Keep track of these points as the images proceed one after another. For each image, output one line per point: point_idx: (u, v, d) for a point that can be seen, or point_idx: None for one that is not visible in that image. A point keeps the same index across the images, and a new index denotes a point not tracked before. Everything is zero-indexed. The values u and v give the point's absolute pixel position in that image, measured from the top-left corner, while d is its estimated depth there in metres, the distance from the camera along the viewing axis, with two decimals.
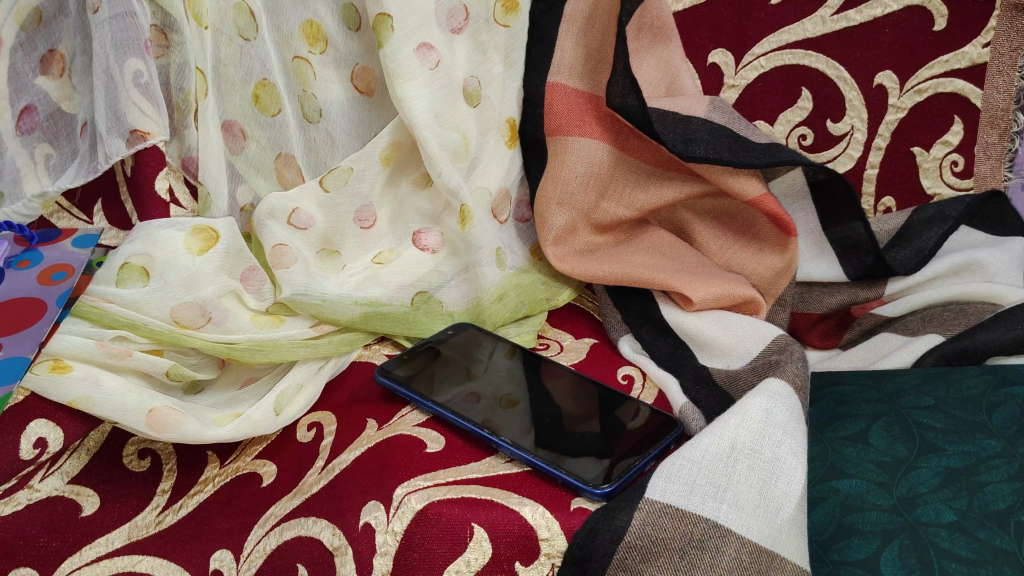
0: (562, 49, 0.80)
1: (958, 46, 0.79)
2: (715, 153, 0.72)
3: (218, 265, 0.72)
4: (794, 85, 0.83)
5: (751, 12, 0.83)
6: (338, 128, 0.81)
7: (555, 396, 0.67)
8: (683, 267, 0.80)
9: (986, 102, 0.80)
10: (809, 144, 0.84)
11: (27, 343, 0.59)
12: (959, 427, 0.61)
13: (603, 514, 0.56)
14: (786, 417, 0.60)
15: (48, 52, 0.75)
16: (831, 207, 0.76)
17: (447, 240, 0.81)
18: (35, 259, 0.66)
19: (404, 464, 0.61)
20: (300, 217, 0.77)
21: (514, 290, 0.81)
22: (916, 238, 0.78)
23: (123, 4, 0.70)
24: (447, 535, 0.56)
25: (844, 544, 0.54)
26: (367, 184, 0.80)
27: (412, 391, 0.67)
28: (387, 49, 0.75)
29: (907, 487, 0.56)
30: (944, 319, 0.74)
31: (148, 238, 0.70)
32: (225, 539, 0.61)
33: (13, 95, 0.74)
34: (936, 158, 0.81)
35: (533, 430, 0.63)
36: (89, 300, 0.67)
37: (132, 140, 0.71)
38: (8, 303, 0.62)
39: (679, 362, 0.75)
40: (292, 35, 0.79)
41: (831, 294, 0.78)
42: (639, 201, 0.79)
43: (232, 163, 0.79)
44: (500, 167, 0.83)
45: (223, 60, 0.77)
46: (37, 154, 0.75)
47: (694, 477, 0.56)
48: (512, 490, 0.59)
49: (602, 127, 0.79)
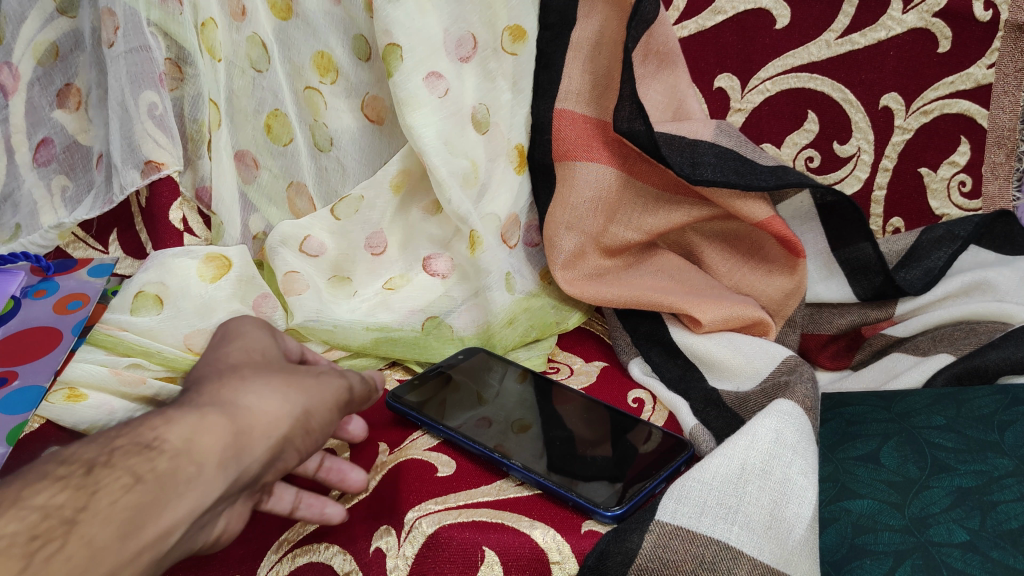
0: (568, 75, 0.81)
1: (962, 67, 0.80)
2: (722, 176, 0.73)
3: (230, 292, 0.73)
4: (799, 108, 0.84)
5: (756, 37, 0.83)
6: (349, 156, 0.82)
7: (566, 419, 0.67)
8: (693, 289, 0.80)
9: (992, 122, 0.80)
10: (816, 166, 0.84)
11: (43, 372, 0.60)
12: (970, 446, 0.60)
13: (614, 536, 0.55)
14: (796, 437, 0.60)
15: (64, 86, 0.77)
16: (839, 228, 0.76)
17: (457, 266, 0.82)
18: (51, 288, 0.69)
19: (415, 488, 0.61)
20: (311, 244, 0.79)
21: (524, 315, 0.82)
22: (926, 258, 0.78)
23: (138, 38, 0.71)
24: (458, 559, 0.56)
25: (856, 565, 0.53)
26: (378, 211, 0.81)
27: (423, 416, 0.67)
28: (397, 78, 0.77)
29: (918, 507, 0.56)
30: (954, 339, 0.74)
31: (162, 267, 0.72)
32: (235, 549, 0.59)
33: (31, 128, 0.77)
34: (942, 179, 0.82)
35: (544, 453, 0.63)
36: (104, 329, 0.69)
37: (147, 171, 0.73)
38: (26, 332, 0.64)
39: (688, 384, 0.75)
40: (303, 65, 0.80)
41: (841, 315, 0.79)
42: (648, 224, 0.79)
43: (245, 192, 0.81)
44: (510, 191, 0.83)
45: (237, 91, 0.79)
46: (54, 186, 0.78)
47: (705, 499, 0.56)
48: (522, 514, 0.59)
49: (609, 152, 0.80)
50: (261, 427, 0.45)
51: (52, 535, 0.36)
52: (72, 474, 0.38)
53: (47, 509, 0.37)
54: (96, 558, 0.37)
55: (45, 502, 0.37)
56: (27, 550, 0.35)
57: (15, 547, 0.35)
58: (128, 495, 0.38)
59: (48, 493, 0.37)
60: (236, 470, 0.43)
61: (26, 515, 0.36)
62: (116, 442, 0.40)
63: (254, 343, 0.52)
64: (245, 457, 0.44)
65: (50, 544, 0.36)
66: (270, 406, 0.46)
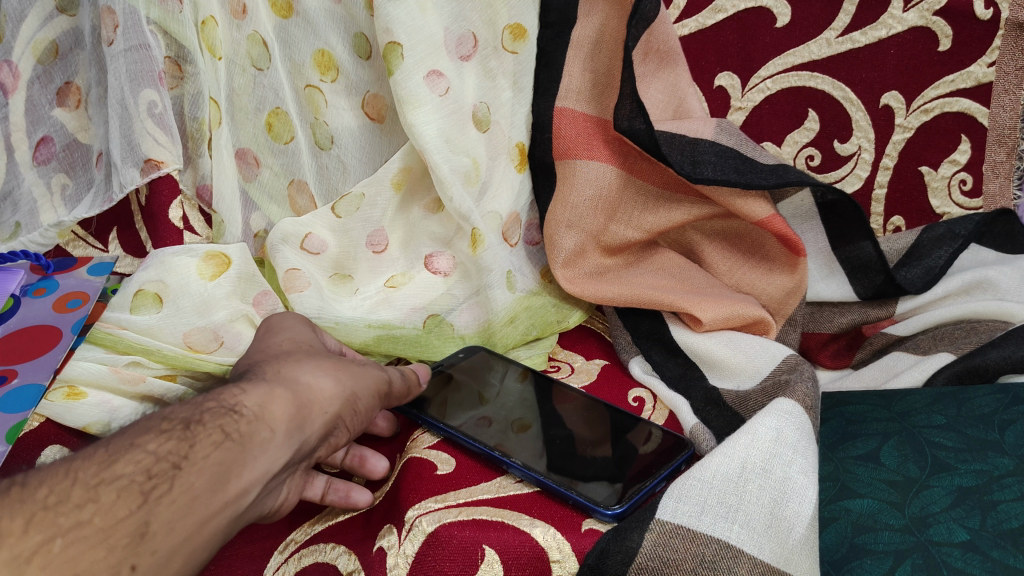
0: (569, 74, 0.81)
1: (962, 66, 0.80)
2: (722, 175, 0.73)
3: (230, 290, 0.73)
4: (800, 107, 0.83)
5: (756, 36, 0.83)
6: (349, 154, 0.82)
7: (566, 418, 0.67)
8: (694, 288, 0.80)
9: (993, 120, 0.80)
10: (817, 165, 0.84)
11: (43, 369, 0.61)
12: (971, 445, 0.60)
13: (614, 535, 0.55)
14: (796, 436, 0.60)
15: (64, 84, 0.77)
16: (840, 227, 0.76)
17: (458, 264, 0.82)
18: (50, 287, 0.70)
19: (416, 486, 0.61)
20: (312, 242, 0.79)
21: (525, 313, 0.81)
22: (926, 257, 0.78)
23: (137, 36, 0.71)
24: (459, 557, 0.56)
25: (856, 564, 0.53)
26: (378, 210, 0.81)
27: (423, 415, 0.67)
28: (398, 76, 0.76)
29: (919, 507, 0.56)
30: (954, 337, 0.74)
31: (163, 264, 0.72)
32: (242, 547, 0.60)
33: (31, 126, 0.77)
34: (943, 177, 0.82)
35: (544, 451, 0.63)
36: (104, 327, 0.69)
37: (146, 169, 0.72)
38: (26, 330, 0.65)
39: (689, 383, 0.75)
40: (304, 64, 0.80)
41: (842, 314, 0.79)
42: (648, 223, 0.79)
43: (246, 190, 0.81)
44: (510, 190, 0.83)
45: (237, 89, 0.79)
46: (54, 185, 0.78)
47: (705, 498, 0.56)
48: (523, 512, 0.59)
49: (610, 150, 0.80)
50: (320, 403, 0.53)
51: (161, 479, 0.44)
52: (172, 431, 0.46)
53: (156, 457, 0.45)
54: (194, 503, 0.44)
55: (154, 450, 0.45)
56: (141, 489, 0.43)
57: (134, 484, 0.43)
58: (216, 451, 0.46)
59: (156, 443, 0.45)
60: (299, 440, 0.51)
61: (139, 460, 0.44)
62: (205, 407, 0.48)
63: (296, 333, 0.61)
64: (306, 430, 0.52)
65: (159, 488, 0.44)
66: (323, 386, 0.54)
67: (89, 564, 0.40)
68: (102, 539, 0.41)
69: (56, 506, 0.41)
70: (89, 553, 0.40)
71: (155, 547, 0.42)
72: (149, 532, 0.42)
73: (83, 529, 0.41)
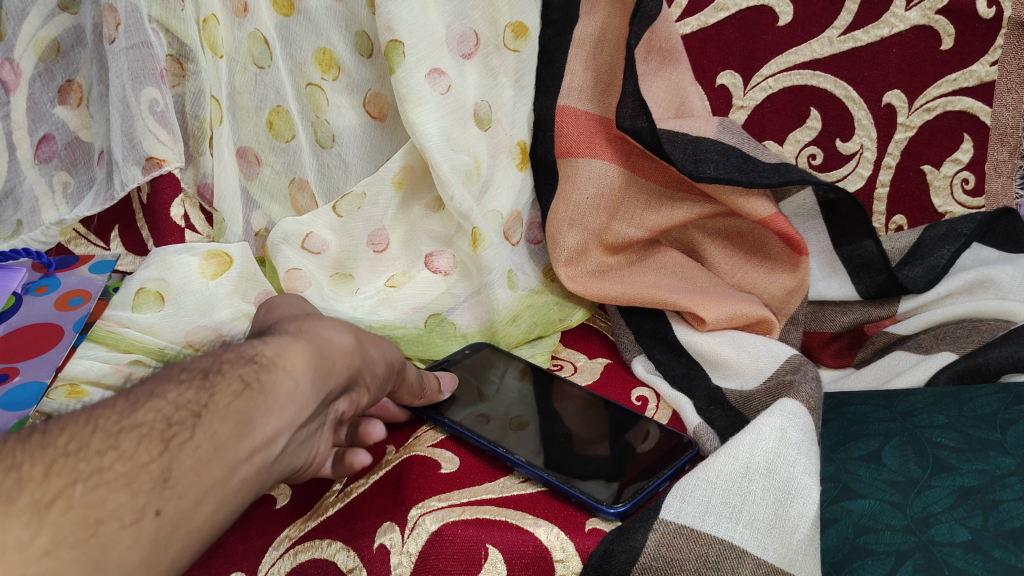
0: (571, 72, 0.81)
1: (964, 64, 0.80)
2: (725, 173, 0.72)
3: (231, 289, 0.73)
4: (802, 105, 0.83)
5: (758, 34, 0.83)
6: (350, 153, 0.82)
7: (569, 416, 0.68)
8: (696, 287, 0.80)
9: (995, 119, 0.80)
10: (818, 164, 0.84)
11: (45, 368, 0.61)
12: (972, 446, 0.60)
13: (618, 535, 0.55)
14: (800, 436, 0.60)
15: (66, 82, 0.77)
16: (843, 226, 0.76)
17: (459, 262, 0.82)
18: (52, 285, 0.70)
19: (419, 485, 0.61)
20: (313, 241, 0.78)
21: (526, 312, 0.81)
22: (928, 256, 0.78)
23: (139, 34, 0.71)
24: (462, 557, 0.56)
25: (858, 565, 0.53)
26: (380, 209, 0.81)
27: (427, 410, 0.67)
28: (399, 75, 0.76)
29: (920, 507, 0.56)
30: (956, 336, 0.74)
31: (163, 263, 0.72)
32: (236, 545, 0.59)
33: (33, 124, 0.77)
34: (946, 176, 0.82)
35: (548, 449, 0.63)
36: (106, 326, 0.69)
37: (148, 167, 0.72)
38: (29, 328, 0.65)
39: (692, 382, 0.75)
40: (305, 62, 0.80)
41: (844, 314, 0.79)
42: (651, 222, 0.79)
43: (247, 189, 0.81)
44: (512, 188, 0.83)
45: (238, 88, 0.79)
46: (56, 183, 0.78)
47: (709, 498, 0.56)
48: (526, 511, 0.59)
49: (612, 149, 0.79)
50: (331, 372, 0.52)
51: (183, 426, 0.41)
52: (193, 381, 0.44)
53: (176, 405, 0.42)
54: (218, 451, 0.41)
55: (174, 398, 0.42)
56: (163, 436, 0.40)
57: (154, 430, 0.40)
58: (238, 400, 0.43)
59: (177, 391, 0.43)
60: (325, 390, 0.48)
61: (159, 409, 0.41)
62: (225, 358, 0.45)
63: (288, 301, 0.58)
64: (331, 380, 0.49)
65: (179, 436, 0.41)
66: None
67: (112, 509, 0.38)
68: (124, 484, 0.39)
69: (76, 452, 0.39)
70: (113, 497, 0.38)
71: (182, 492, 0.40)
72: (172, 479, 0.39)
73: (105, 475, 0.39)
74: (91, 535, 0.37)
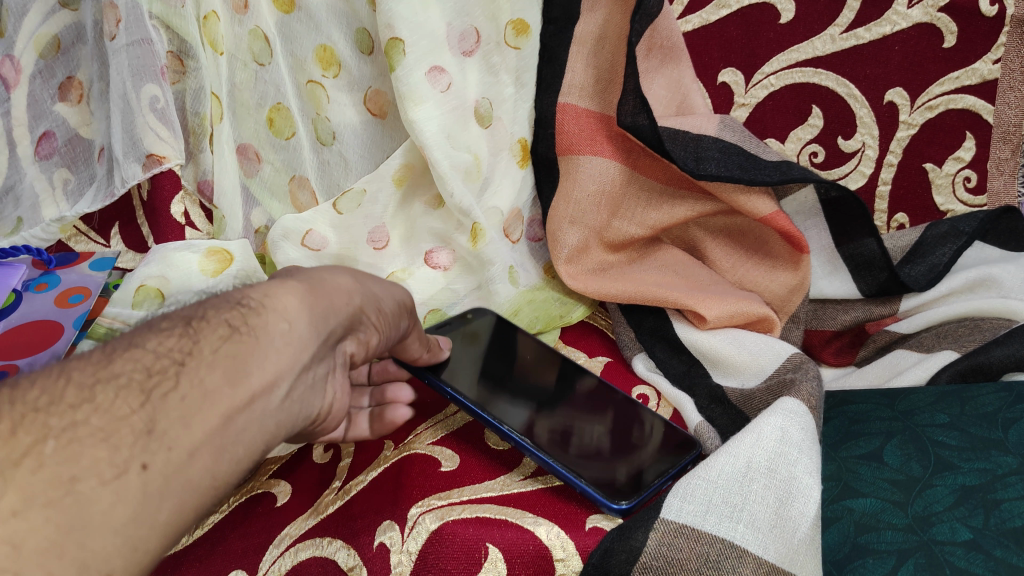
0: (572, 70, 0.81)
1: (967, 62, 0.79)
2: (726, 171, 0.72)
3: (231, 286, 0.72)
4: (804, 103, 0.83)
5: (760, 32, 0.83)
6: (351, 150, 0.82)
7: (574, 403, 0.68)
8: (697, 284, 0.80)
9: (997, 118, 0.80)
10: (820, 161, 0.84)
11: (43, 358, 0.62)
12: (974, 445, 0.60)
13: (618, 534, 0.55)
14: (801, 435, 0.60)
15: (66, 79, 0.77)
16: (843, 224, 0.76)
17: (459, 258, 0.82)
18: (52, 282, 0.70)
19: (419, 484, 0.61)
20: (313, 239, 0.77)
21: (528, 306, 0.82)
22: (931, 254, 0.78)
23: (139, 30, 0.70)
24: (462, 556, 0.56)
25: (858, 564, 0.53)
26: (380, 205, 0.80)
27: (435, 379, 0.67)
28: (399, 72, 0.75)
29: (922, 505, 0.56)
30: (958, 335, 0.74)
31: (164, 260, 0.71)
32: (235, 542, 0.59)
33: (33, 120, 0.76)
34: (948, 175, 0.82)
35: (551, 436, 0.63)
36: (105, 322, 0.66)
37: (148, 164, 0.72)
38: (29, 324, 0.65)
39: (693, 380, 0.74)
40: (306, 59, 0.80)
41: (846, 312, 0.78)
42: (652, 219, 0.79)
43: (247, 187, 0.80)
44: (513, 186, 0.84)
45: (238, 85, 0.78)
46: (56, 179, 0.78)
47: (710, 497, 0.56)
48: (527, 509, 0.59)
49: (613, 146, 0.79)
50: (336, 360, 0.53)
51: (164, 376, 0.41)
52: (173, 331, 0.44)
53: (156, 355, 0.42)
54: (208, 397, 0.41)
55: (155, 348, 0.42)
56: (143, 387, 0.40)
57: (134, 382, 0.40)
58: (225, 345, 0.43)
59: (158, 341, 0.43)
60: (326, 330, 0.49)
61: (138, 359, 0.41)
62: (208, 304, 0.46)
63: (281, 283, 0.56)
64: (331, 318, 0.50)
65: (163, 384, 0.40)
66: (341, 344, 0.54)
67: (91, 462, 0.37)
68: (103, 438, 0.38)
69: (48, 407, 0.38)
70: (93, 451, 0.37)
71: (171, 444, 0.39)
72: (157, 430, 0.39)
73: (80, 431, 0.38)
74: (65, 492, 0.36)
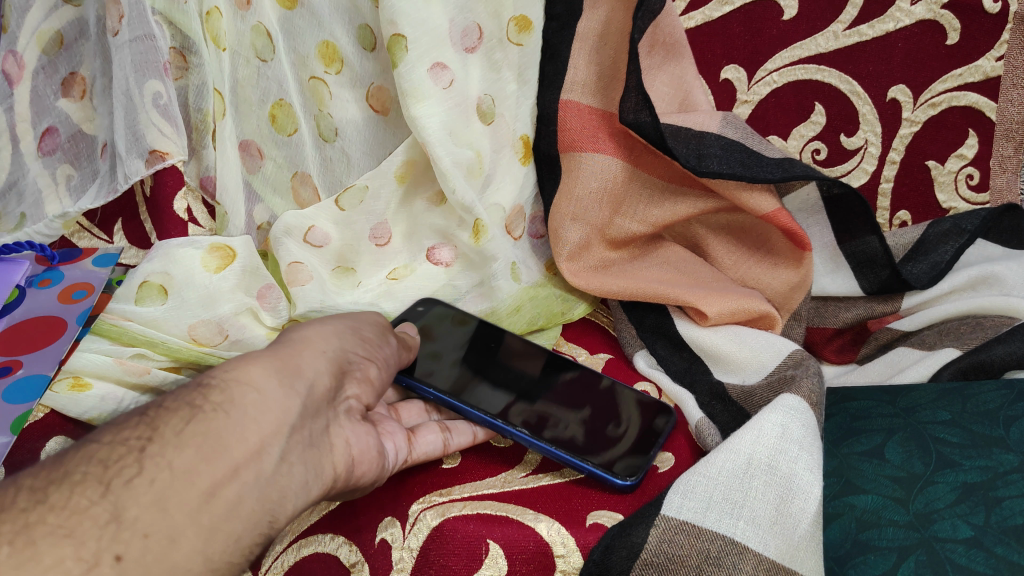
0: (575, 66, 0.81)
1: (970, 59, 0.79)
2: (728, 168, 0.72)
3: (235, 283, 0.73)
4: (806, 100, 0.83)
5: (763, 28, 0.82)
6: (354, 147, 0.82)
7: (544, 378, 0.70)
8: (699, 282, 0.80)
9: (1000, 115, 0.80)
10: (823, 159, 0.84)
11: (48, 361, 0.61)
12: (976, 442, 0.60)
13: (619, 530, 0.56)
14: (802, 432, 0.60)
15: (69, 75, 0.77)
16: (845, 220, 0.76)
17: (460, 254, 0.82)
18: (56, 278, 0.69)
19: (420, 480, 0.62)
20: (316, 235, 0.78)
21: (530, 302, 0.82)
22: (932, 252, 0.78)
23: (142, 27, 0.70)
24: (463, 552, 0.56)
25: (859, 561, 0.54)
26: (382, 202, 0.80)
27: (410, 380, 0.67)
28: (402, 69, 0.76)
29: (924, 502, 0.56)
30: (960, 333, 0.74)
31: (168, 256, 0.72)
32: None
33: (36, 117, 0.77)
34: (951, 172, 0.82)
35: (537, 418, 0.64)
36: (109, 319, 0.69)
37: (151, 160, 0.72)
38: (33, 321, 0.65)
39: (694, 377, 0.75)
40: (309, 55, 0.80)
41: (848, 309, 0.79)
42: (654, 216, 0.79)
43: (249, 182, 0.81)
44: (514, 183, 0.83)
45: (241, 81, 0.78)
46: (59, 175, 0.78)
47: (710, 494, 0.56)
48: (528, 506, 0.59)
49: (615, 143, 0.79)
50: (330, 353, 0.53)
51: (125, 463, 0.43)
52: (130, 422, 0.46)
53: (114, 445, 0.44)
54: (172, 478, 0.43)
55: (112, 439, 0.44)
56: (103, 478, 0.42)
57: (92, 476, 0.42)
58: (187, 425, 0.45)
59: (114, 433, 0.45)
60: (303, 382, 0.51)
61: (93, 454, 0.43)
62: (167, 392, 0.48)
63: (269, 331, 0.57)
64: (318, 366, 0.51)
65: (126, 471, 0.43)
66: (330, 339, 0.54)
67: (53, 559, 0.39)
68: (67, 536, 0.40)
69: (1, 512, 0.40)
70: (57, 550, 0.39)
71: (141, 531, 0.41)
72: (122, 518, 0.41)
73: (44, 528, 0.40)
74: None
